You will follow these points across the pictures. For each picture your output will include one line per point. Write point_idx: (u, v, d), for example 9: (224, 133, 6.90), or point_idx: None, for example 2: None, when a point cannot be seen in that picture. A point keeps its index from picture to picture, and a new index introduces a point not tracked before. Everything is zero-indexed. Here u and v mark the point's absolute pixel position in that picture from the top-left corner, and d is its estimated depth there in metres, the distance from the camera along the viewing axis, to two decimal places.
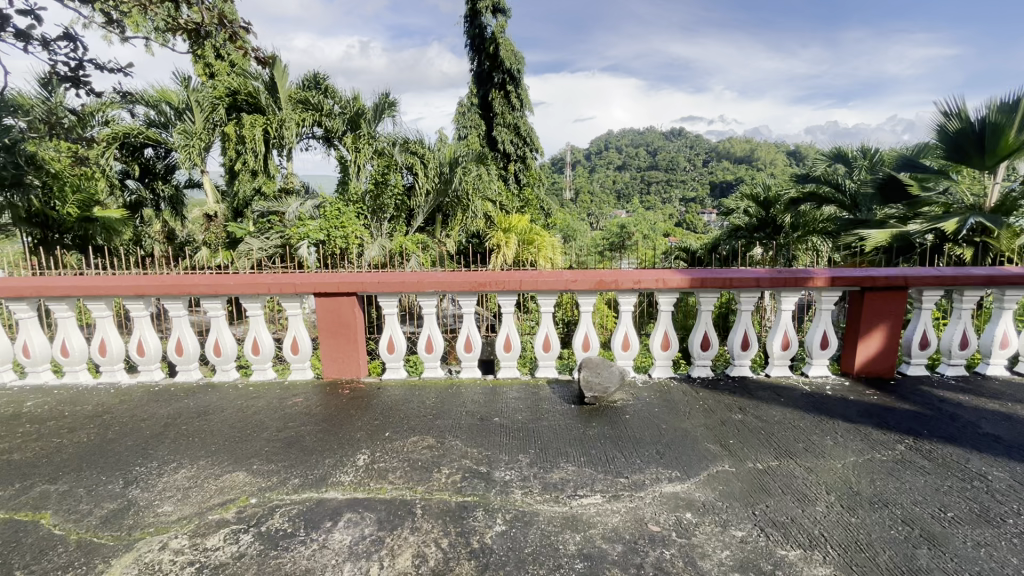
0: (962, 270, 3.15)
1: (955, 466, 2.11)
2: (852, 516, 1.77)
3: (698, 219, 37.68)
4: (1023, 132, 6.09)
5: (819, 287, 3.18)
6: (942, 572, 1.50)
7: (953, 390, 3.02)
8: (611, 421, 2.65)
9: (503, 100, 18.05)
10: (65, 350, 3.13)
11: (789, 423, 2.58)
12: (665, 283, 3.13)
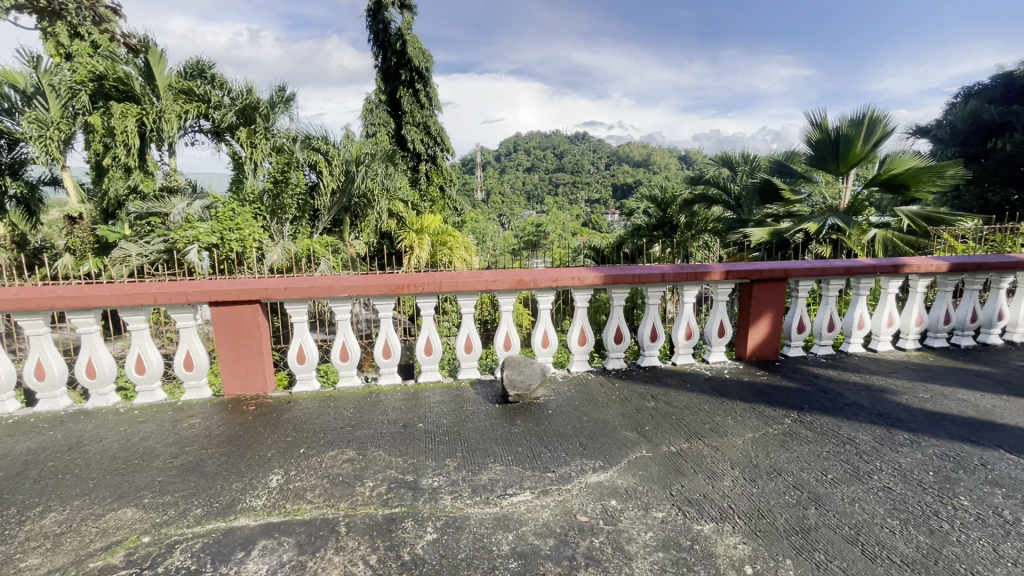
0: (829, 261, 3.60)
1: (831, 433, 2.41)
2: (753, 487, 1.96)
3: (603, 219, 39.69)
4: (867, 144, 7.12)
5: (715, 280, 3.48)
6: (828, 528, 1.70)
7: (824, 367, 3.46)
8: (535, 418, 2.69)
9: (411, 98, 17.64)
10: (41, 372, 2.69)
11: (695, 406, 2.79)
12: (580, 281, 3.25)
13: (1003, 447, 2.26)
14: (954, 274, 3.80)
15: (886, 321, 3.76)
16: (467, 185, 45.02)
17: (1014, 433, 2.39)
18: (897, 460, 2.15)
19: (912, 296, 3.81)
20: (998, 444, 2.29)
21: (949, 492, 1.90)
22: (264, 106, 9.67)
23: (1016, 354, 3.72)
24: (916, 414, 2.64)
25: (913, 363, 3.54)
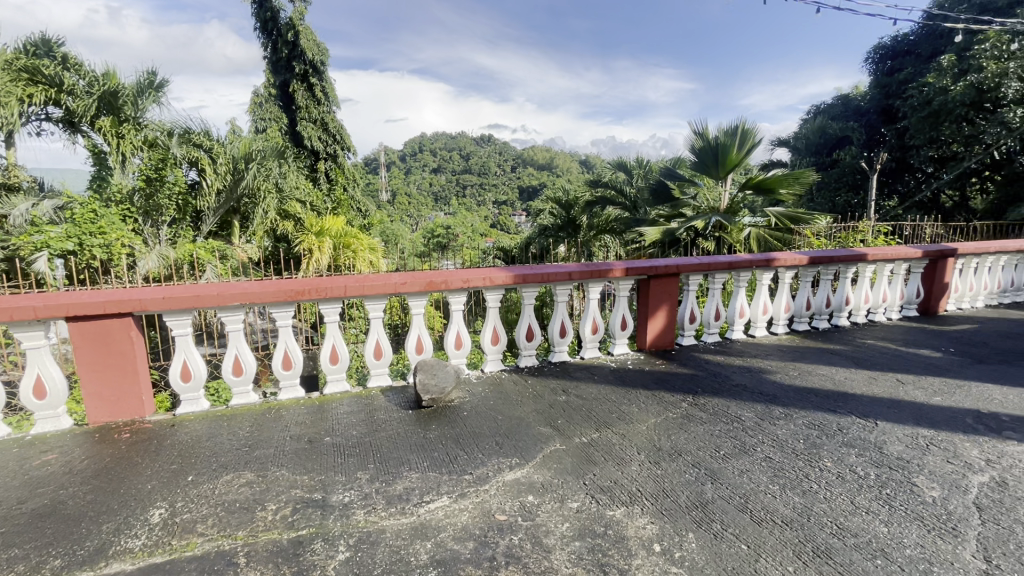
0: (714, 257, 3.96)
1: (721, 413, 2.65)
2: (658, 469, 2.09)
3: (511, 220, 40.37)
4: (740, 152, 7.96)
5: (617, 277, 3.68)
6: (722, 499, 1.86)
7: (714, 353, 3.81)
8: (450, 421, 2.66)
9: (306, 92, 16.62)
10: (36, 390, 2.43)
11: (603, 397, 2.93)
12: (491, 281, 3.27)
13: (855, 413, 2.64)
14: (813, 266, 4.37)
15: (761, 310, 4.23)
16: (371, 186, 43.34)
17: (862, 400, 2.80)
18: (775, 432, 2.42)
19: (782, 286, 4.31)
20: (851, 410, 2.67)
21: (816, 456, 2.17)
22: (130, 93, 8.56)
23: (861, 333, 4.38)
24: (788, 390, 2.99)
25: (783, 345, 4.02)
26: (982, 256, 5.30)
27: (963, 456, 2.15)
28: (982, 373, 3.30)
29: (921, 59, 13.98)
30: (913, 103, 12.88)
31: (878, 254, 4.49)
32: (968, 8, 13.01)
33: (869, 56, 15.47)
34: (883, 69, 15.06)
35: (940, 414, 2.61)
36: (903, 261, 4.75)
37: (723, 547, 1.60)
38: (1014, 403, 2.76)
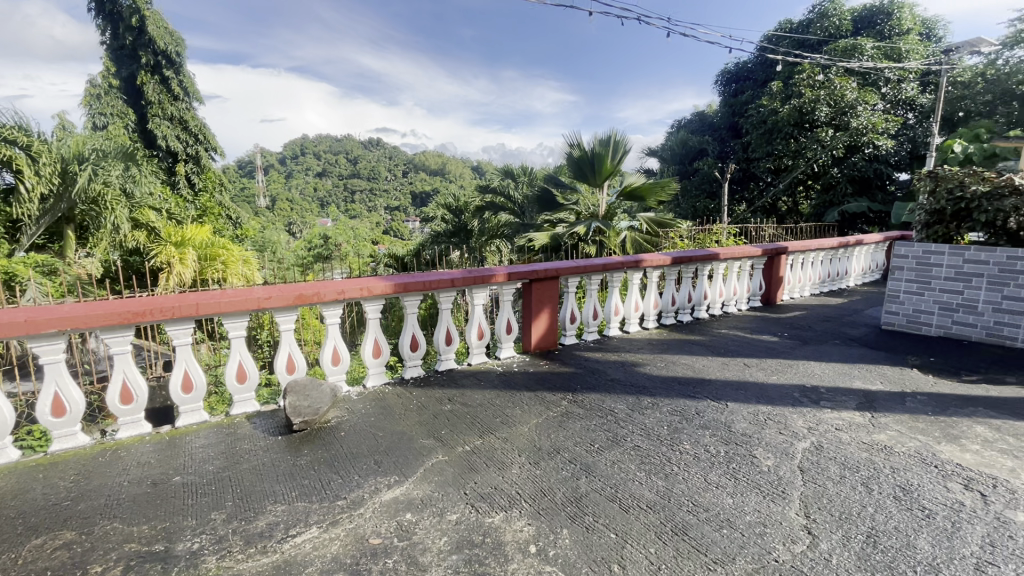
0: (589, 260, 4.19)
1: (596, 408, 2.80)
2: (537, 469, 2.14)
3: (403, 226, 39.30)
4: (614, 162, 8.56)
5: (500, 282, 3.73)
6: (594, 492, 1.96)
7: (593, 351, 4.02)
8: (325, 443, 2.48)
9: (159, 86, 14.70)
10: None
11: (488, 403, 2.94)
12: (369, 291, 3.12)
13: (710, 397, 2.94)
14: (676, 265, 4.82)
15: (633, 308, 4.57)
16: (245, 191, 39.65)
17: (716, 385, 3.14)
18: (643, 421, 2.60)
19: (650, 285, 4.69)
20: (706, 395, 2.97)
21: (677, 440, 2.38)
22: None
23: (717, 324, 4.92)
24: (657, 381, 3.25)
25: (653, 339, 4.37)
26: (806, 253, 6.27)
27: (792, 427, 2.50)
28: (808, 353, 3.87)
29: (757, 84, 16.22)
30: (753, 122, 14.87)
31: (727, 253, 5.08)
32: (789, 43, 15.39)
33: (717, 79, 17.58)
34: (729, 91, 17.22)
35: (775, 391, 3.01)
36: (747, 259, 5.43)
37: (594, 539, 1.67)
38: (829, 376, 3.28)
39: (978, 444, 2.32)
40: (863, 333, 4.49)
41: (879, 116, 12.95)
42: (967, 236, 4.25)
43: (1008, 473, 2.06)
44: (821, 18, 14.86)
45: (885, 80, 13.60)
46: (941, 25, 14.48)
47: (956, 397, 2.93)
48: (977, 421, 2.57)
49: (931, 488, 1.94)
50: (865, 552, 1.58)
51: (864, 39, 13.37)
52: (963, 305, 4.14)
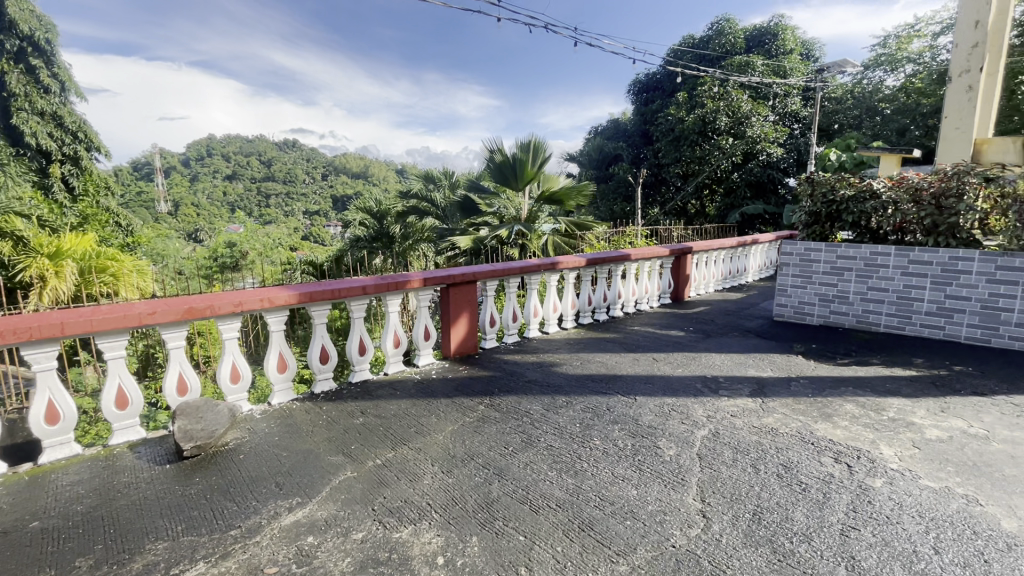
0: (507, 263, 4.21)
1: (512, 410, 2.82)
2: (449, 478, 2.11)
3: (323, 231, 37.54)
4: (535, 167, 8.72)
5: (415, 288, 3.64)
6: (506, 496, 1.96)
7: (512, 353, 4.04)
8: (221, 468, 2.28)
9: (24, 76, 12.98)
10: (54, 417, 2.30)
11: (403, 413, 2.86)
12: (271, 302, 2.91)
13: (621, 392, 3.06)
14: (591, 266, 4.98)
15: (552, 309, 4.67)
16: (139, 195, 35.93)
17: (627, 380, 3.28)
18: (556, 420, 2.65)
19: (567, 286, 4.82)
20: (617, 391, 3.09)
21: (588, 436, 2.45)
22: None
23: (630, 322, 5.15)
24: (572, 379, 3.33)
25: (571, 339, 4.49)
26: (709, 252, 6.74)
27: (693, 416, 2.66)
28: (710, 345, 4.16)
29: (665, 94, 17.25)
30: (663, 129, 15.79)
31: (639, 254, 5.33)
32: (691, 57, 16.54)
33: (630, 89, 18.49)
34: (640, 100, 18.16)
35: (679, 383, 3.20)
36: (657, 259, 5.74)
37: (502, 543, 1.67)
38: (727, 366, 3.54)
39: (848, 420, 2.60)
40: (757, 325, 4.90)
41: (770, 127, 14.28)
42: (839, 235, 4.76)
43: (870, 444, 2.32)
44: (719, 35, 16.08)
45: (774, 94, 15.00)
46: (818, 46, 16.21)
47: (831, 379, 3.28)
48: (847, 400, 2.89)
49: (808, 464, 2.14)
50: (751, 529, 1.71)
51: (755, 57, 14.69)
52: (838, 296, 4.64)
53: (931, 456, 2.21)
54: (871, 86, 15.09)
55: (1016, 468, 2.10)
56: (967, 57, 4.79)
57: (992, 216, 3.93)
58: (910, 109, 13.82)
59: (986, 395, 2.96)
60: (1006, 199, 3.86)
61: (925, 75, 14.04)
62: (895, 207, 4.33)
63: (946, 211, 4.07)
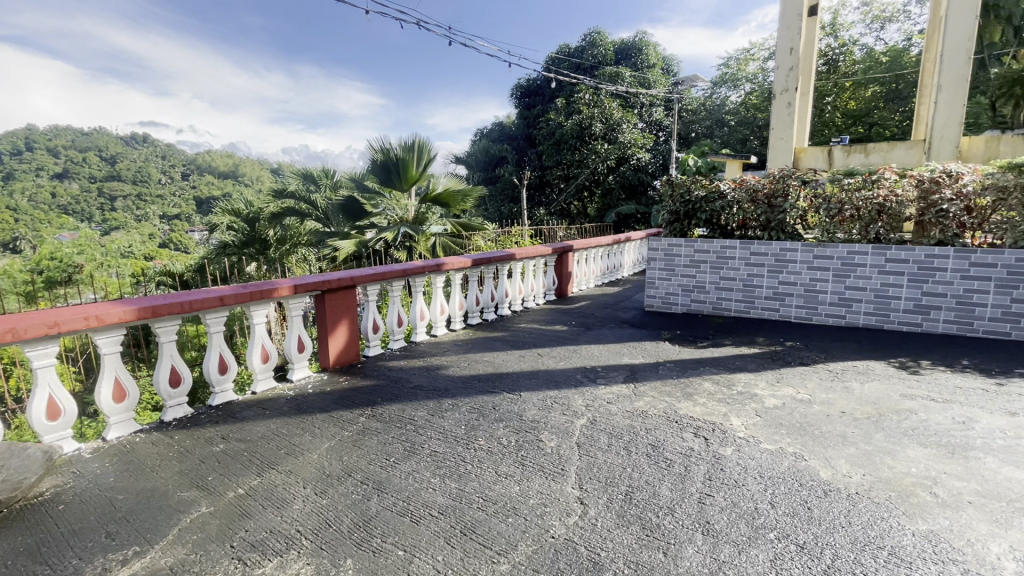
0: (388, 266, 4.03)
1: (396, 419, 2.71)
2: (323, 499, 1.95)
3: (184, 237, 33.33)
4: (420, 169, 8.65)
5: (285, 296, 3.31)
6: (386, 510, 1.86)
7: (397, 360, 3.90)
8: (29, 525, 1.87)
9: None
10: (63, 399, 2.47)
11: (272, 434, 2.60)
12: (100, 321, 2.42)
13: (506, 389, 3.09)
14: (477, 267, 4.98)
15: (439, 311, 4.59)
16: None
17: (513, 377, 3.33)
18: (441, 425, 2.60)
19: (454, 288, 4.76)
20: (503, 389, 3.11)
21: (472, 438, 2.43)
22: None
23: (517, 319, 5.26)
24: (457, 381, 3.30)
25: (459, 340, 4.46)
26: (588, 250, 7.13)
27: (574, 406, 2.77)
28: (590, 337, 4.40)
29: (545, 99, 17.96)
30: (544, 133, 16.43)
31: (523, 253, 5.45)
32: (567, 65, 17.44)
33: (512, 93, 18.97)
34: (522, 104, 18.72)
35: (562, 375, 3.33)
36: (541, 257, 5.92)
37: (380, 562, 1.58)
38: (605, 356, 3.77)
39: (706, 397, 2.89)
40: (631, 316, 5.28)
41: (638, 133, 15.58)
42: (695, 231, 5.31)
43: (723, 417, 2.60)
44: (591, 46, 17.11)
45: (641, 104, 16.36)
46: (676, 62, 18.03)
47: (693, 361, 3.63)
48: (705, 378, 3.22)
49: (672, 441, 2.34)
50: (623, 509, 1.81)
51: (623, 68, 15.92)
52: (697, 287, 5.17)
53: (770, 422, 2.53)
54: (718, 101, 17.18)
55: (830, 424, 2.50)
56: (786, 78, 5.57)
57: (808, 213, 4.65)
58: (750, 122, 16.04)
59: (810, 364, 3.49)
60: (818, 198, 4.60)
61: (757, 94, 16.30)
62: (738, 205, 4.97)
63: (775, 208, 4.74)
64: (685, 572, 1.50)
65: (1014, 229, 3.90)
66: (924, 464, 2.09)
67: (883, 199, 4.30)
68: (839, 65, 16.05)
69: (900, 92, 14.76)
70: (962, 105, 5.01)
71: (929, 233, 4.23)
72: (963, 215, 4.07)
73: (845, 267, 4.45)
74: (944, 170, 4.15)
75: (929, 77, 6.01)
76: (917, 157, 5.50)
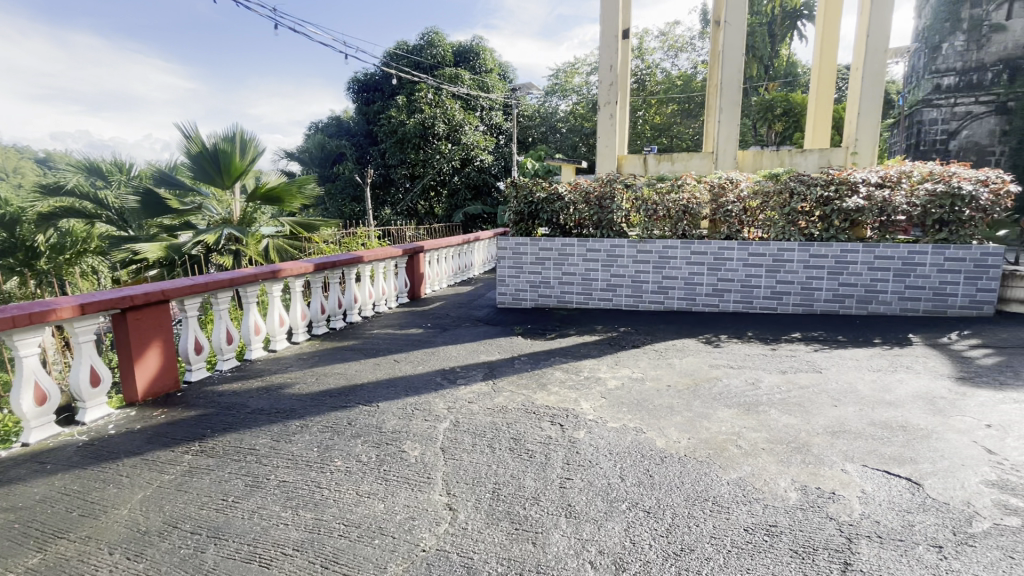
0: (210, 275, 3.48)
1: (232, 451, 2.36)
2: (140, 563, 1.61)
3: None
4: (243, 161, 7.55)
5: (66, 319, 2.62)
6: (228, 559, 1.61)
7: (229, 383, 3.39)
8: None
9: None
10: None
11: (56, 494, 2.06)
12: None
13: (361, 402, 2.91)
14: (319, 272, 4.58)
15: (277, 323, 4.13)
16: None
17: (369, 387, 3.15)
18: (288, 451, 2.33)
19: (294, 296, 4.33)
20: (359, 401, 2.93)
21: (327, 459, 2.24)
22: None
23: (369, 326, 5.00)
24: (305, 399, 3.00)
25: (304, 353, 4.07)
26: (438, 250, 7.09)
27: (434, 411, 2.72)
28: (446, 338, 4.38)
29: (385, 96, 17.39)
30: (386, 131, 15.94)
31: (371, 255, 5.19)
32: (406, 62, 17.14)
33: (349, 87, 18.00)
34: (361, 100, 17.90)
35: (420, 380, 3.25)
36: (390, 259, 5.71)
37: None
38: (462, 356, 3.79)
39: (558, 386, 3.09)
40: (484, 314, 5.40)
41: (480, 136, 16.01)
42: (539, 231, 5.64)
43: (574, 403, 2.80)
44: (429, 46, 16.97)
45: (481, 107, 16.86)
46: (511, 69, 18.93)
47: (544, 353, 3.85)
48: (556, 368, 3.44)
49: (532, 432, 2.45)
50: (491, 508, 1.84)
51: (462, 71, 16.21)
52: (543, 282, 5.50)
53: (613, 403, 2.80)
54: (550, 109, 18.51)
55: (660, 398, 2.86)
56: (608, 92, 6.22)
57: (631, 213, 5.30)
58: (579, 130, 17.50)
59: (641, 347, 3.97)
60: (638, 201, 5.27)
61: (584, 104, 17.83)
62: (574, 206, 5.43)
63: (605, 209, 5.31)
64: (553, 557, 1.58)
65: (775, 226, 4.93)
66: (731, 422, 2.52)
67: (687, 201, 5.10)
68: (646, 83, 18.35)
69: (691, 111, 17.59)
70: (737, 125, 6.16)
71: (720, 230, 5.10)
72: (741, 214, 5.03)
73: (662, 260, 5.14)
74: (727, 178, 5.10)
75: (713, 101, 7.26)
76: (709, 166, 6.59)
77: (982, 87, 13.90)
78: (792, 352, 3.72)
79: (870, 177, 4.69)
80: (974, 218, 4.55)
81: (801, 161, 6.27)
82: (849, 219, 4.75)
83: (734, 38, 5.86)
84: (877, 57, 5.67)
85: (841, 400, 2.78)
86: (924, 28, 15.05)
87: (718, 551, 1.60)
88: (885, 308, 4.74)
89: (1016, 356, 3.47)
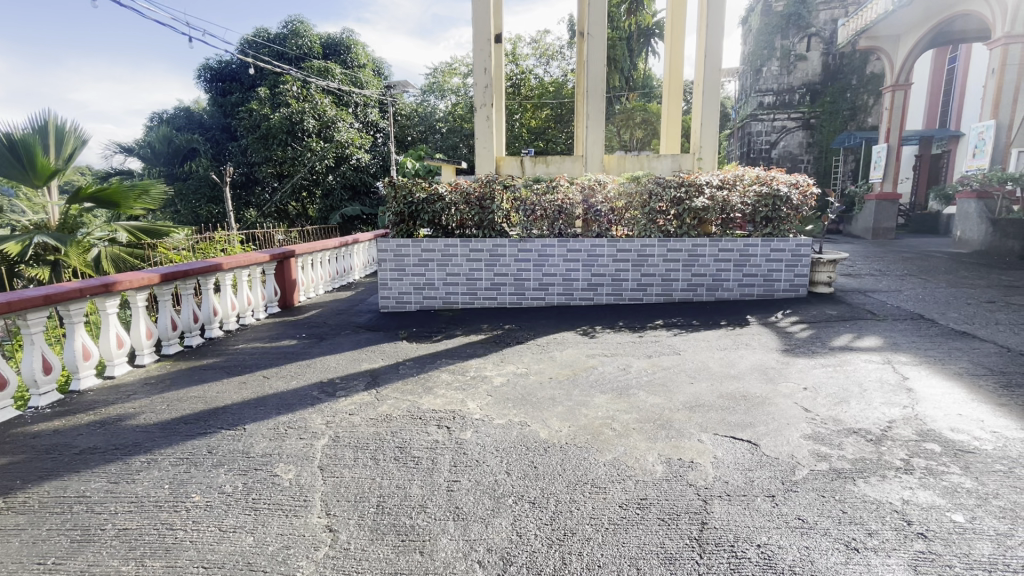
0: (16, 294, 2.85)
1: (54, 502, 1.96)
2: None
3: None
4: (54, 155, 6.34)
5: None
6: None
7: (46, 420, 2.81)
8: None
9: None
10: None
11: None
12: None
13: (223, 426, 2.61)
14: (167, 283, 4.00)
15: (115, 344, 3.54)
16: None
17: (234, 409, 2.84)
18: (131, 493, 2.00)
19: (135, 311, 3.73)
20: (221, 425, 2.62)
21: (181, 495, 1.97)
22: None
23: (233, 340, 4.49)
24: (153, 430, 2.61)
25: (151, 377, 3.53)
26: (312, 254, 6.61)
27: (311, 428, 2.54)
28: (324, 348, 4.11)
29: (244, 87, 15.84)
30: (246, 125, 14.53)
31: (232, 261, 4.66)
32: (268, 52, 15.82)
33: (198, 74, 16.04)
34: (214, 89, 16.08)
35: (295, 396, 3.00)
36: (256, 266, 5.19)
37: None
38: (342, 366, 3.59)
39: (444, 388, 3.07)
40: (366, 320, 5.15)
41: (355, 133, 15.32)
42: (421, 232, 5.54)
43: (461, 403, 2.80)
44: (294, 35, 15.79)
45: (355, 103, 16.17)
46: (386, 66, 18.38)
47: (429, 356, 3.79)
48: (442, 369, 3.41)
49: (418, 438, 2.39)
50: (375, 523, 1.76)
51: (333, 64, 15.38)
52: (427, 284, 5.41)
53: (499, 400, 2.85)
54: (428, 108, 18.24)
55: (543, 391, 2.97)
56: (484, 94, 6.29)
57: (511, 213, 5.42)
58: (458, 131, 17.47)
59: (524, 342, 4.10)
60: (517, 201, 5.42)
61: (462, 105, 17.88)
62: (455, 207, 5.42)
63: (486, 209, 5.39)
64: (440, 564, 1.56)
65: (637, 224, 5.43)
66: (606, 407, 2.71)
67: (561, 202, 5.39)
68: (521, 88, 19.01)
69: (562, 116, 18.59)
70: (602, 130, 6.61)
71: (591, 229, 5.48)
72: (609, 214, 5.46)
73: (542, 257, 5.34)
74: (596, 180, 5.48)
75: (580, 106, 7.73)
76: (579, 169, 7.02)
77: (792, 105, 16.65)
78: (656, 338, 4.10)
79: (713, 180, 5.37)
80: (789, 215, 5.43)
81: (657, 165, 6.95)
82: (698, 218, 5.38)
83: (596, 49, 6.29)
84: (713, 76, 6.49)
85: (696, 377, 3.15)
86: (748, 53, 17.61)
87: (597, 531, 1.70)
88: (728, 294, 5.44)
89: (822, 328, 4.21)
